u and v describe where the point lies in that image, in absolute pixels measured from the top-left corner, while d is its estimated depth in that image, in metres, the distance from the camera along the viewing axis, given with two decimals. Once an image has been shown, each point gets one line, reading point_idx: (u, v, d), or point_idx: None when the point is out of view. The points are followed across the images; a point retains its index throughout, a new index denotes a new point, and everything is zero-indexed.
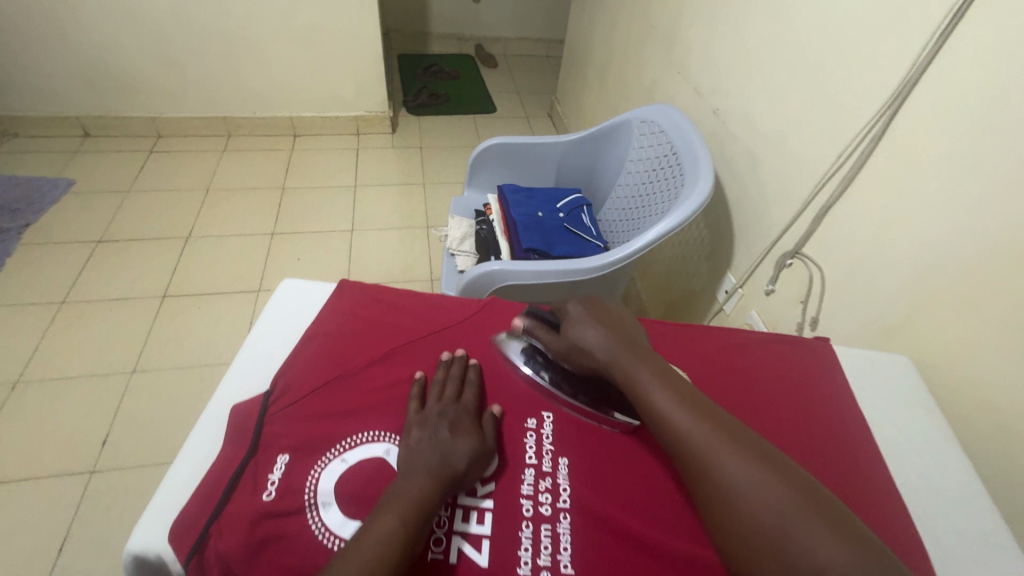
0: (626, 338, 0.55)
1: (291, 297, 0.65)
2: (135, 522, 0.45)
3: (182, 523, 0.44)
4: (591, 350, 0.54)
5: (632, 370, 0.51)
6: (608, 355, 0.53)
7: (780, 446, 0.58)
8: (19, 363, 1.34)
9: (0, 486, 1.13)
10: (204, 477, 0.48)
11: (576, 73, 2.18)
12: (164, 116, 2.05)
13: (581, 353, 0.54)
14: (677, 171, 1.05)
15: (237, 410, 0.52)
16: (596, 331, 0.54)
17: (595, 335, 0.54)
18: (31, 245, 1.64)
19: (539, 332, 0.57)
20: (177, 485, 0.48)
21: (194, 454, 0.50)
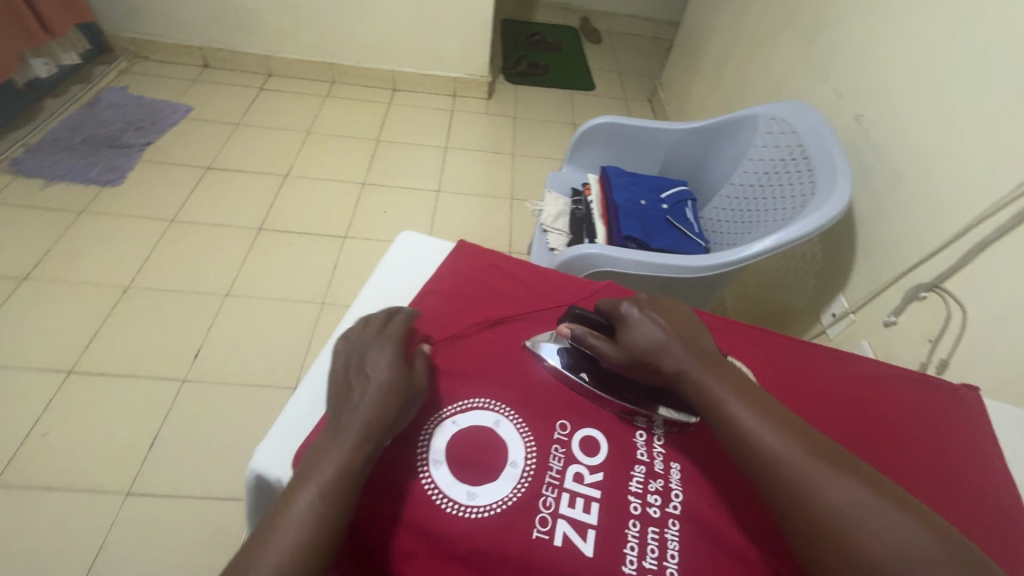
0: (692, 337, 0.51)
1: (410, 253, 0.67)
2: (257, 446, 0.50)
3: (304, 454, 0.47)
4: (658, 352, 0.49)
5: (703, 377, 0.47)
6: (673, 356, 0.49)
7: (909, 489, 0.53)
8: (132, 269, 1.46)
9: (107, 378, 1.24)
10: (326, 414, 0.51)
11: (689, 59, 2.06)
12: (276, 56, 2.13)
13: (646, 359, 0.50)
14: (806, 179, 0.96)
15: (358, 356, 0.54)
16: (657, 331, 0.51)
17: (660, 338, 0.50)
18: (149, 163, 1.76)
19: (591, 337, 0.53)
20: (297, 416, 0.52)
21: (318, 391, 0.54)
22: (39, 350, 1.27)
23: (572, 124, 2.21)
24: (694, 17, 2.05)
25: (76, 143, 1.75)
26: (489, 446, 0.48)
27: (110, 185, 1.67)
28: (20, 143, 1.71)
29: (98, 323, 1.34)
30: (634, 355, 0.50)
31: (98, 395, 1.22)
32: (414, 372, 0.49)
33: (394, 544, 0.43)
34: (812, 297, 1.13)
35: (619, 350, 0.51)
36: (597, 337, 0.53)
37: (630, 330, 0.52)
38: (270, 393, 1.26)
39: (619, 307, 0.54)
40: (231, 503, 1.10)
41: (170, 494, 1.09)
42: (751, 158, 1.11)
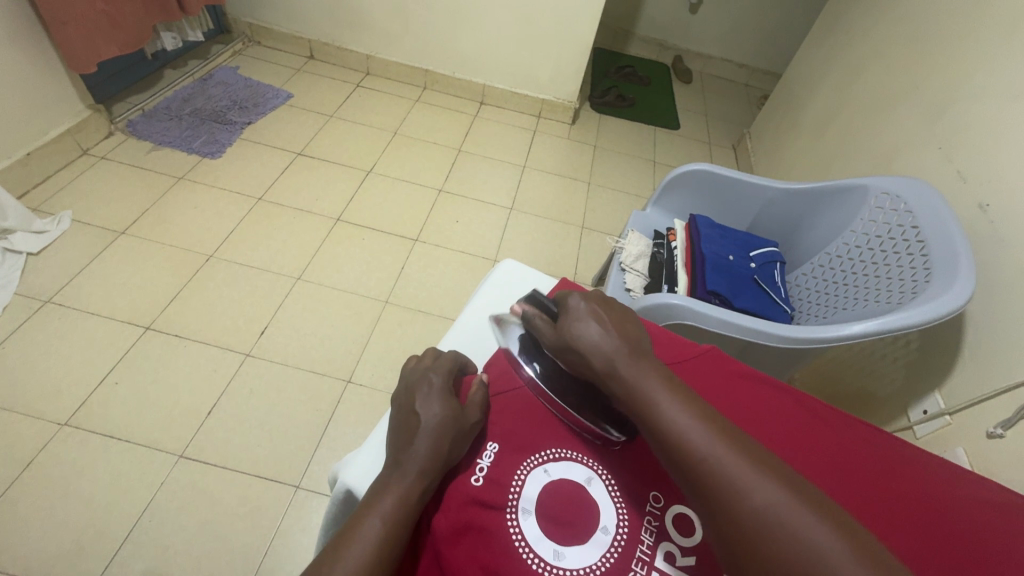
0: (626, 333, 0.49)
1: (510, 289, 0.69)
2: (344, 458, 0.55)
3: None
4: (587, 347, 0.48)
5: (633, 375, 0.45)
6: (602, 353, 0.48)
7: None
8: (216, 240, 1.54)
9: (179, 339, 1.30)
10: None
11: (788, 114, 2.00)
12: (378, 57, 2.22)
13: (576, 350, 0.49)
14: (921, 264, 0.89)
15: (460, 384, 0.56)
16: (592, 325, 0.50)
17: (593, 333, 0.49)
18: (247, 141, 1.86)
19: (537, 321, 0.54)
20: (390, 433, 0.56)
21: None
22: (123, 303, 1.34)
23: (652, 161, 2.18)
24: (800, 73, 1.99)
25: (186, 114, 1.87)
26: (578, 506, 0.46)
27: (209, 158, 1.77)
28: (138, 107, 1.84)
29: (179, 286, 1.41)
30: (566, 346, 0.50)
31: (168, 355, 1.27)
32: (468, 406, 0.51)
33: None
34: (899, 387, 1.05)
35: (555, 336, 0.52)
36: (541, 318, 0.54)
37: (567, 318, 0.51)
38: (323, 382, 1.28)
39: (566, 297, 0.54)
40: (272, 485, 1.11)
41: (218, 464, 1.12)
42: (856, 230, 1.05)
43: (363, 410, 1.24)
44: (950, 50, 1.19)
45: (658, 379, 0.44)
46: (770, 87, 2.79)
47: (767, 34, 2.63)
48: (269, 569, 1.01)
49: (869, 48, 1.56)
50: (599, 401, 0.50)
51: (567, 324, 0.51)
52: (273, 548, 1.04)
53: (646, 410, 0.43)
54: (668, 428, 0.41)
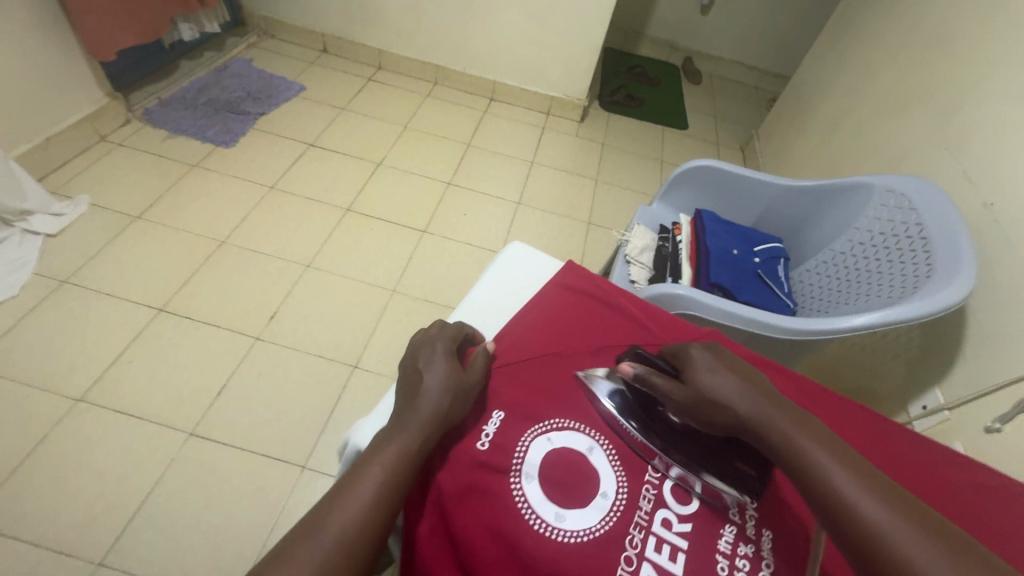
0: (760, 386, 0.49)
1: (518, 270, 0.71)
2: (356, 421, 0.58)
3: None
4: (730, 399, 0.47)
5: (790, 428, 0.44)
6: (749, 405, 0.47)
7: None
8: (229, 226, 1.56)
9: (191, 322, 1.33)
10: None
11: (797, 115, 2.00)
12: (390, 52, 2.24)
13: (712, 399, 0.48)
14: (923, 261, 0.91)
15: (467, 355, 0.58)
16: (727, 378, 0.49)
17: (731, 384, 0.48)
18: (260, 131, 1.89)
19: (655, 377, 0.51)
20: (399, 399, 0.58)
21: None
22: (137, 285, 1.37)
23: (659, 160, 2.20)
24: (810, 75, 2.00)
25: (201, 103, 1.90)
26: (580, 472, 0.48)
27: (223, 146, 1.80)
28: (154, 96, 1.88)
29: (192, 270, 1.44)
30: (700, 397, 0.48)
31: (180, 336, 1.30)
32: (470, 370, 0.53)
33: (479, 549, 0.43)
34: (900, 383, 1.06)
35: (685, 390, 0.49)
36: (659, 374, 0.51)
37: (697, 369, 0.50)
38: (331, 367, 1.31)
39: (686, 348, 0.53)
40: (279, 465, 1.13)
41: (226, 443, 1.15)
42: (861, 228, 1.06)
43: (369, 395, 1.26)
44: (959, 53, 1.20)
45: (796, 421, 0.45)
46: (780, 90, 2.79)
47: (778, 37, 2.64)
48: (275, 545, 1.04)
49: (879, 51, 1.57)
50: (727, 457, 0.48)
51: (701, 374, 0.49)
52: (278, 526, 1.06)
53: (804, 461, 0.42)
54: (824, 484, 0.40)
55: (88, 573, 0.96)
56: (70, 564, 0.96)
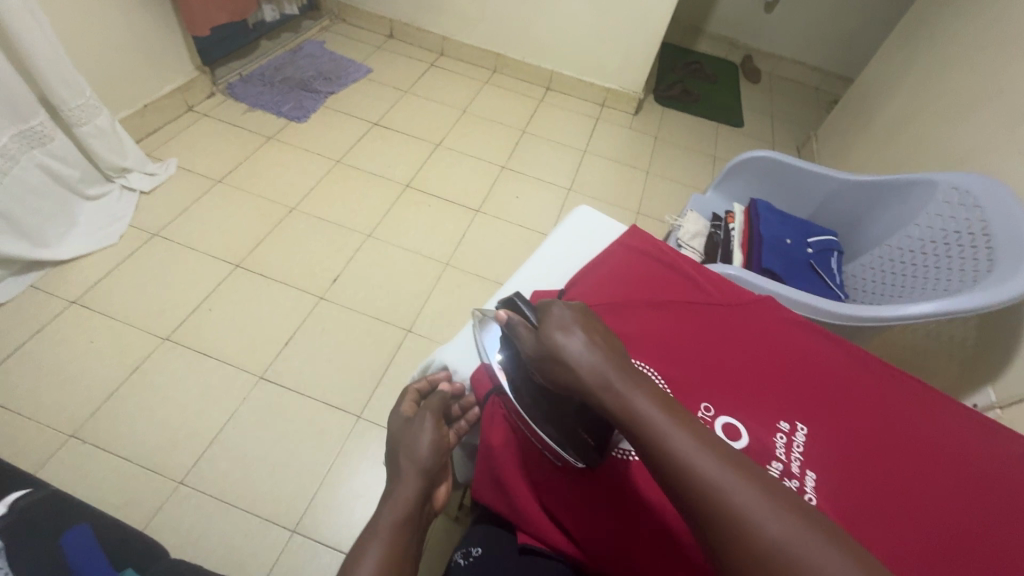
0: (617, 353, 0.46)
1: (584, 231, 0.76)
2: (444, 347, 0.67)
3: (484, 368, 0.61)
4: (572, 359, 0.45)
5: (624, 392, 0.43)
6: (585, 368, 0.45)
7: None
8: (298, 195, 1.68)
9: (263, 278, 1.45)
10: None
11: (859, 116, 1.96)
12: (452, 39, 2.32)
13: (560, 363, 0.46)
14: (984, 258, 0.90)
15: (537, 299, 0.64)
16: (575, 339, 0.46)
17: (579, 350, 0.46)
18: (329, 109, 2.00)
19: (520, 329, 0.50)
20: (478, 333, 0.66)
21: None
22: (217, 242, 1.50)
23: (712, 156, 2.19)
24: (876, 75, 1.95)
25: (277, 81, 2.03)
26: None
27: (296, 122, 1.92)
28: (236, 72, 2.02)
29: (264, 233, 1.55)
30: (545, 353, 0.47)
31: (252, 291, 1.41)
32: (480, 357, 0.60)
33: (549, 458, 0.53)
34: (951, 383, 1.06)
35: (535, 346, 0.48)
36: (525, 325, 0.50)
37: (550, 325, 0.48)
38: (386, 329, 1.39)
39: (550, 304, 0.50)
40: (337, 413, 1.23)
41: (292, 388, 1.25)
42: (920, 224, 1.06)
43: (421, 357, 1.34)
44: None
45: None
46: (842, 92, 2.72)
47: (844, 37, 2.57)
48: (332, 483, 1.13)
49: (953, 50, 1.53)
50: (575, 424, 0.51)
51: (550, 334, 0.47)
52: (335, 467, 1.15)
53: (648, 433, 0.41)
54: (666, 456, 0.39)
55: (171, 489, 1.07)
56: (156, 480, 1.08)
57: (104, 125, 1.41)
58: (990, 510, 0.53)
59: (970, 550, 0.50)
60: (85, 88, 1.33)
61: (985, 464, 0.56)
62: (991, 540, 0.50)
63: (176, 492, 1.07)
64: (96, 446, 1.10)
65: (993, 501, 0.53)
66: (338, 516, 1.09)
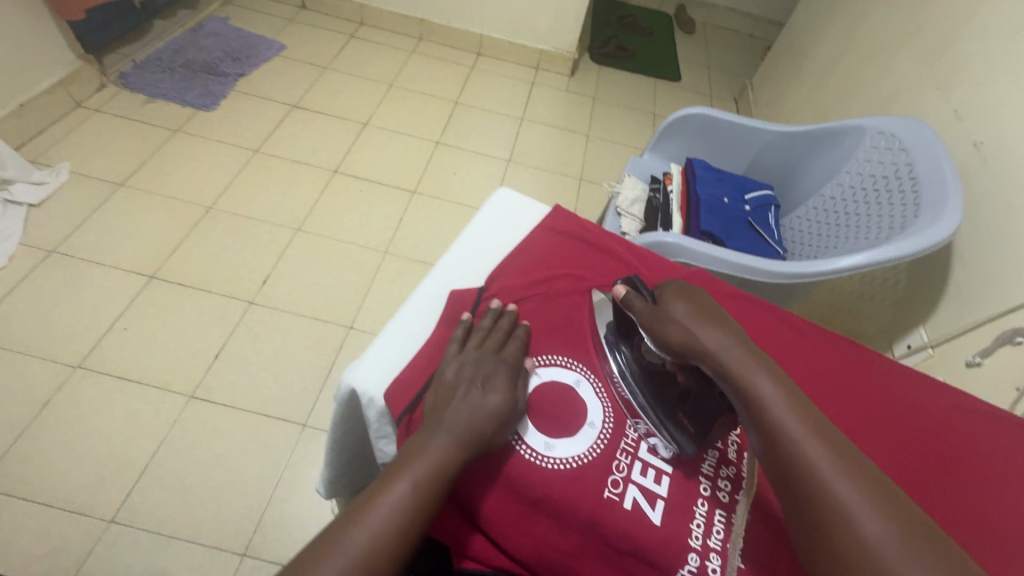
0: (737, 332, 0.48)
1: (505, 212, 0.70)
2: (352, 364, 0.55)
3: (398, 385, 0.52)
4: (697, 330, 0.48)
5: (743, 365, 0.45)
6: (708, 339, 0.47)
7: (983, 516, 0.50)
8: (215, 192, 1.54)
9: (184, 287, 1.33)
10: (420, 344, 0.56)
11: (791, 62, 1.95)
12: (371, 6, 2.16)
13: (680, 337, 0.48)
14: (910, 202, 0.91)
15: (455, 297, 0.58)
16: (696, 314, 0.49)
17: (699, 318, 0.49)
18: (240, 93, 1.83)
19: (635, 302, 0.53)
20: (391, 339, 0.57)
21: (414, 318, 0.59)
22: (126, 253, 1.36)
23: (652, 114, 2.15)
24: (805, 18, 1.94)
25: (178, 65, 1.84)
26: (569, 404, 0.52)
27: (204, 110, 1.75)
28: (129, 58, 1.81)
29: (181, 237, 1.42)
30: (666, 323, 0.50)
31: (174, 302, 1.30)
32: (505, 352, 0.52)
33: (475, 479, 0.48)
34: (887, 326, 1.08)
35: (651, 316, 0.51)
36: (640, 299, 0.53)
37: (671, 301, 0.51)
38: (326, 329, 1.32)
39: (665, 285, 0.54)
40: (279, 424, 1.16)
41: (227, 403, 1.17)
42: (851, 172, 1.06)
43: None
44: None
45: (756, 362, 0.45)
46: (775, 38, 2.71)
47: None
48: (281, 498, 1.07)
49: None
50: (677, 406, 0.50)
51: (675, 307, 0.50)
52: (283, 481, 1.09)
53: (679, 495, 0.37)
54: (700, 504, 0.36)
55: (102, 529, 0.99)
56: (84, 522, 0.99)
57: None
58: (926, 472, 0.52)
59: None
60: None
61: (923, 426, 0.56)
62: (926, 503, 0.50)
63: (108, 531, 0.99)
64: (9, 494, 1.00)
65: (929, 463, 0.53)
66: (291, 532, 1.04)
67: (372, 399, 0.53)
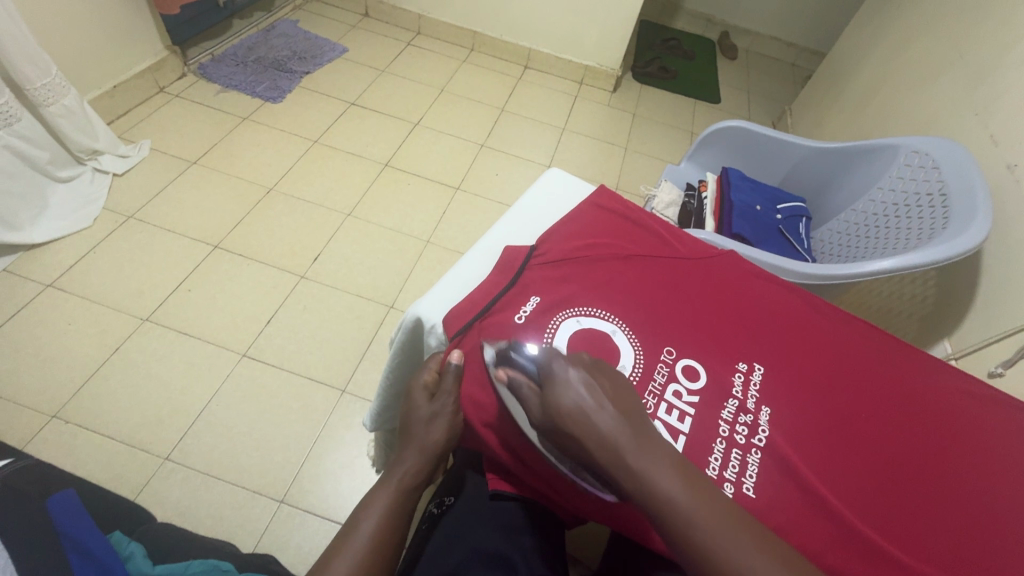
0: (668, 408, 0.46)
1: (556, 189, 0.78)
2: (419, 298, 0.65)
3: (455, 316, 0.61)
4: (586, 424, 0.44)
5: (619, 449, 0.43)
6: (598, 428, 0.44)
7: (984, 478, 0.53)
8: (276, 175, 1.67)
9: (243, 258, 1.44)
10: (476, 288, 0.64)
11: (831, 89, 1.99)
12: (429, 17, 2.30)
13: (570, 431, 0.45)
14: (940, 215, 0.94)
15: (509, 252, 0.67)
16: (576, 397, 0.46)
17: (584, 404, 0.45)
18: (304, 88, 1.97)
19: (525, 389, 0.49)
20: (451, 283, 0.67)
21: (472, 267, 0.69)
22: (194, 223, 1.49)
23: (690, 132, 2.22)
24: (846, 49, 1.99)
25: (250, 60, 2.00)
26: (604, 350, 0.57)
27: (271, 102, 1.89)
28: (208, 52, 1.98)
29: (243, 213, 1.54)
30: (556, 422, 0.46)
31: (233, 271, 1.41)
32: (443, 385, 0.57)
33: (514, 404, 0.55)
34: (913, 340, 1.11)
35: (542, 411, 0.47)
36: (529, 386, 0.49)
37: (559, 389, 0.47)
38: (369, 306, 1.40)
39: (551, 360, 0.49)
40: (321, 388, 1.24)
41: (275, 364, 1.26)
42: (883, 188, 1.10)
43: None
44: (996, 18, 1.20)
45: None
46: (816, 68, 2.75)
47: (818, 13, 2.60)
48: (318, 455, 1.15)
49: (920, 20, 1.55)
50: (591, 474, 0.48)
51: (560, 400, 0.45)
52: (322, 439, 1.17)
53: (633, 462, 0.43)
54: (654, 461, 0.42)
55: (157, 465, 1.08)
56: (142, 457, 1.09)
57: (71, 106, 1.38)
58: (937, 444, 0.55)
59: (918, 478, 0.53)
60: (50, 66, 1.31)
61: (937, 405, 0.59)
62: (939, 467, 0.54)
63: (163, 467, 1.08)
64: (80, 425, 1.10)
65: (943, 435, 0.56)
66: (326, 486, 1.11)
67: (434, 326, 0.63)
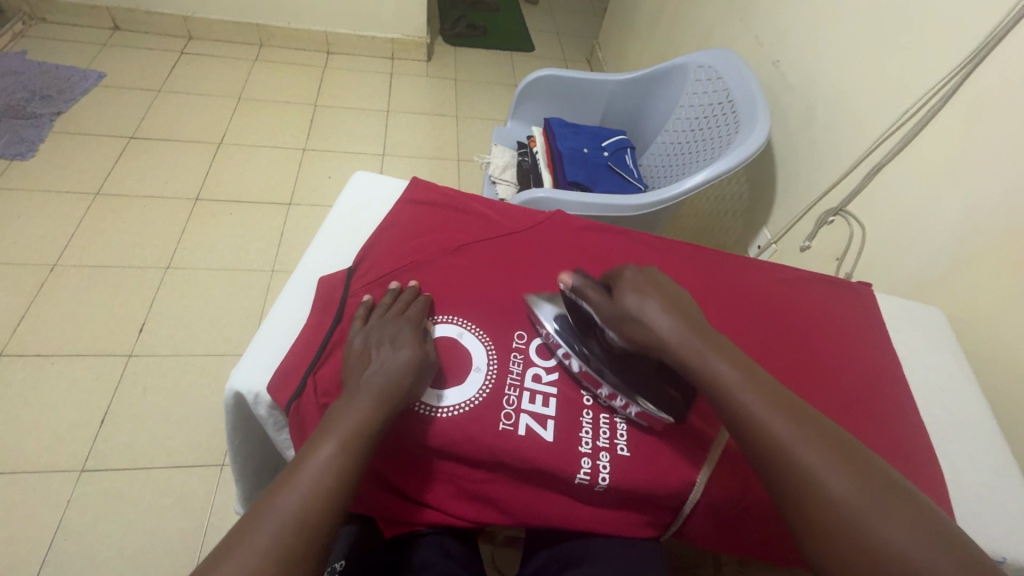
0: (694, 322, 0.53)
1: (365, 193, 0.74)
2: (234, 368, 0.56)
3: (282, 375, 0.54)
4: (655, 326, 0.53)
5: (704, 355, 0.51)
6: (668, 332, 0.52)
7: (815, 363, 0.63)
8: (57, 247, 1.37)
9: (44, 358, 1.18)
10: (300, 334, 0.58)
11: (626, 16, 2.09)
12: (196, 17, 1.99)
13: (651, 328, 0.53)
14: (733, 121, 1.04)
15: (326, 282, 0.62)
16: (656, 305, 0.54)
17: (658, 316, 0.53)
18: (62, 133, 1.63)
19: (589, 293, 0.57)
20: (271, 334, 0.59)
21: (292, 308, 0.62)
22: None
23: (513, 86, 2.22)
24: None
25: None
26: (456, 356, 0.57)
27: (19, 159, 1.53)
28: None
29: (26, 303, 1.26)
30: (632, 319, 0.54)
31: (34, 376, 1.15)
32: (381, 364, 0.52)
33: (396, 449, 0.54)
34: (740, 233, 1.24)
35: (612, 308, 0.55)
36: (595, 290, 0.57)
37: (626, 291, 0.55)
38: (224, 363, 1.24)
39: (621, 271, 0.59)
40: (193, 471, 1.08)
41: (126, 466, 1.07)
42: (683, 106, 1.18)
43: None
44: None
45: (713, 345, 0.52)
46: None
47: None
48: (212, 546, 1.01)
49: None
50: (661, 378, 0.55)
51: (629, 298, 0.54)
52: (213, 528, 1.03)
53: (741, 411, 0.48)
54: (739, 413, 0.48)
55: None
56: None
57: None
58: (801, 356, 0.63)
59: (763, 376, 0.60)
60: None
61: (798, 320, 0.66)
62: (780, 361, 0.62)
63: None
64: None
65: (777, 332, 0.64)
66: None
67: (258, 393, 0.55)
